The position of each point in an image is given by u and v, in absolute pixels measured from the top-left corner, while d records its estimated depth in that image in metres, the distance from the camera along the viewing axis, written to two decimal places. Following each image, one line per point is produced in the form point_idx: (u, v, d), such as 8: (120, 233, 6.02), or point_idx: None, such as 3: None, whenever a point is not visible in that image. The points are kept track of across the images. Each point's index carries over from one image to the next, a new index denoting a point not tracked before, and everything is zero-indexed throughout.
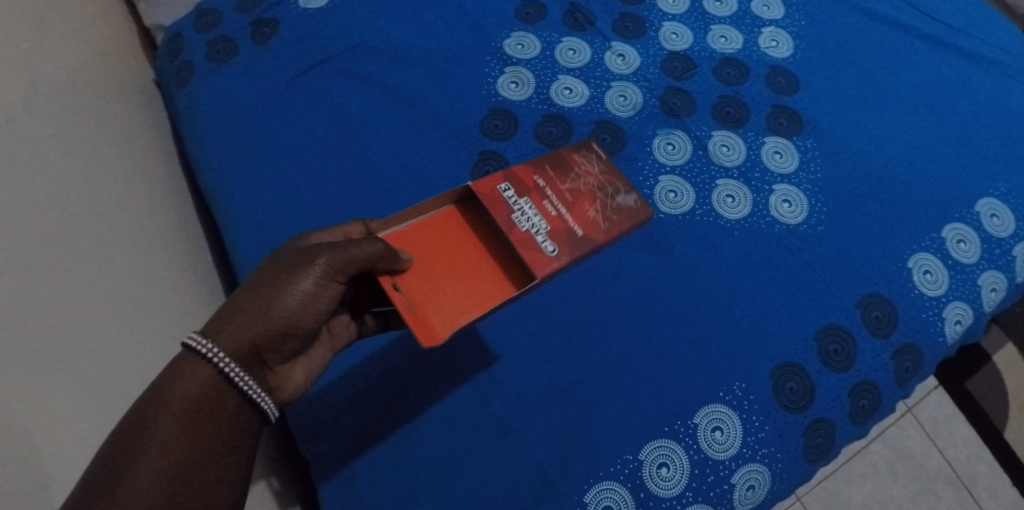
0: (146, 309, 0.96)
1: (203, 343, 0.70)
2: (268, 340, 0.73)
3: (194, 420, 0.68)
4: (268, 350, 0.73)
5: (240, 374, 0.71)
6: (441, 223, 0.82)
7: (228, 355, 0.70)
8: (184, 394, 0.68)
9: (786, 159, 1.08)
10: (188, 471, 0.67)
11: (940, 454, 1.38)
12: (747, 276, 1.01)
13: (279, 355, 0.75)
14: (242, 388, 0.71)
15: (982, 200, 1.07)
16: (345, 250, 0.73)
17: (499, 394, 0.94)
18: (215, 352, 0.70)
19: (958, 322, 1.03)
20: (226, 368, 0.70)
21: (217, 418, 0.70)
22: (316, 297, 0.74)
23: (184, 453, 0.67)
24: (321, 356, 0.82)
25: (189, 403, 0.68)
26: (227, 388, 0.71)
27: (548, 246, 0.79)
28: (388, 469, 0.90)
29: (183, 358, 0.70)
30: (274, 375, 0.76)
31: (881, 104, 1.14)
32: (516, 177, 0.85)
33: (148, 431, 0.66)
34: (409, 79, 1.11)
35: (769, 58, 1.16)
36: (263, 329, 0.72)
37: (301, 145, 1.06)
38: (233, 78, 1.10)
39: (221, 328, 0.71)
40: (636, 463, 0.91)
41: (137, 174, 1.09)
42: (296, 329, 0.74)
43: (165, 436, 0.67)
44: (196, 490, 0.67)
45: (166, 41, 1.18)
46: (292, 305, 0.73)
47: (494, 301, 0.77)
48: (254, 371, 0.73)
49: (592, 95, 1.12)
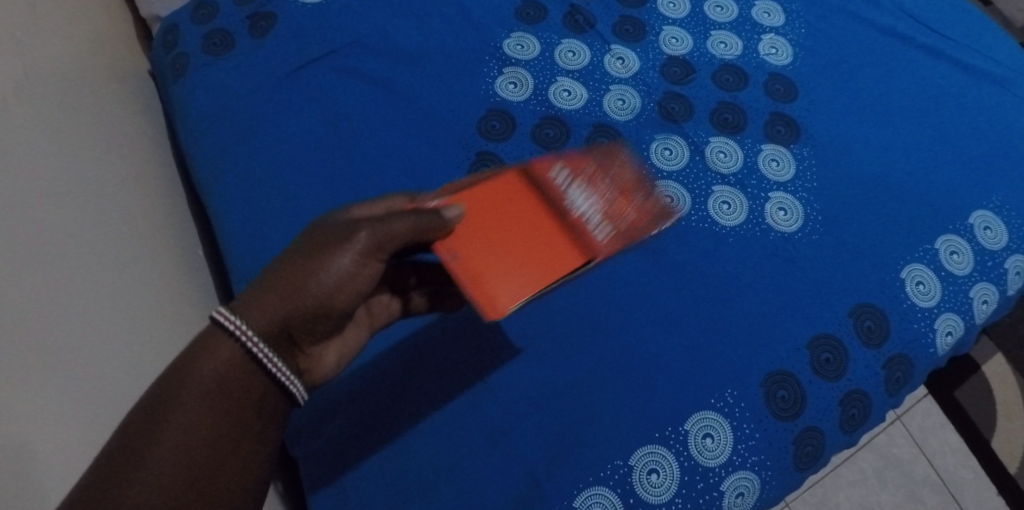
0: (137, 303, 0.95)
1: (231, 320, 0.66)
2: (302, 320, 0.69)
3: (217, 403, 0.65)
4: (301, 330, 0.70)
5: (269, 356, 0.67)
6: (507, 188, 0.81)
7: (257, 335, 0.67)
8: (209, 374, 0.65)
9: (783, 167, 1.08)
10: (207, 457, 0.63)
11: (928, 462, 1.39)
12: (741, 284, 1.01)
13: (311, 336, 0.71)
14: (270, 371, 0.68)
15: (975, 213, 1.07)
16: (386, 226, 0.71)
17: (490, 396, 0.94)
18: (243, 329, 0.66)
19: (949, 334, 1.03)
20: (254, 348, 0.66)
21: (243, 404, 0.66)
22: (353, 278, 0.70)
23: (204, 441, 0.64)
24: (354, 337, 0.80)
25: (213, 388, 0.65)
26: (252, 367, 0.67)
27: (598, 232, 0.81)
28: (378, 470, 0.90)
29: (211, 335, 0.66)
30: (304, 355, 0.73)
31: (878, 114, 1.14)
32: (568, 165, 0.88)
33: (169, 411, 0.63)
34: (407, 77, 1.10)
35: (769, 65, 1.16)
36: (296, 307, 0.68)
37: (297, 142, 1.05)
38: (229, 72, 1.09)
39: (251, 305, 0.68)
40: (627, 468, 0.91)
41: (131, 167, 1.08)
42: (331, 310, 0.71)
43: (187, 422, 0.63)
44: (218, 480, 0.64)
45: (162, 32, 1.17)
46: (329, 283, 0.69)
47: (551, 274, 0.75)
48: (284, 351, 0.69)
49: (590, 98, 1.11)
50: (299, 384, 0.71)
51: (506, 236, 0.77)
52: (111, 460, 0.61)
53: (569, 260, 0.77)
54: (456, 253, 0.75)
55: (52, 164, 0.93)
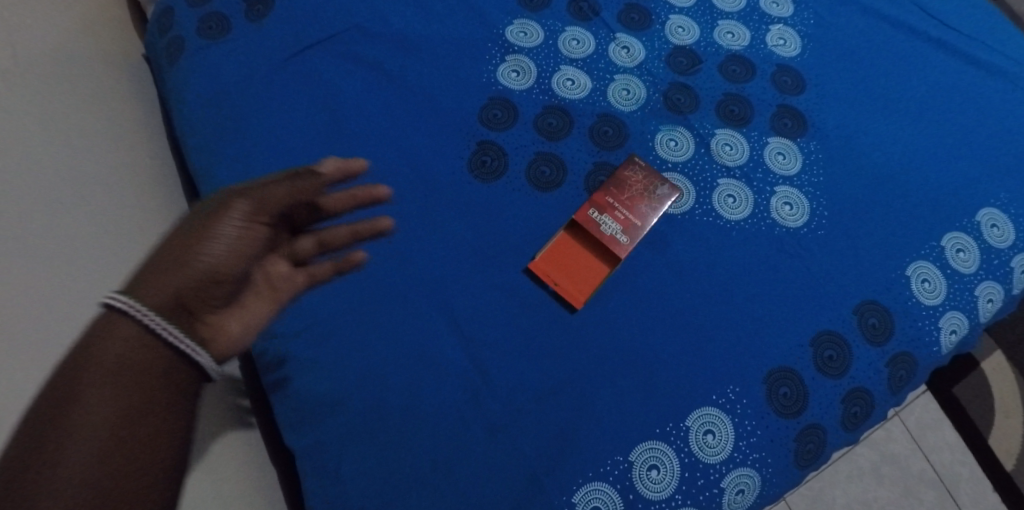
0: None
1: (122, 300, 0.62)
2: (194, 286, 0.65)
3: (124, 381, 0.60)
4: (198, 294, 0.65)
5: (167, 326, 0.62)
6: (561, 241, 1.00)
7: (150, 308, 0.62)
8: (111, 353, 0.60)
9: (789, 161, 1.07)
10: (124, 437, 0.59)
11: (925, 458, 1.39)
12: (744, 279, 0.99)
13: (209, 305, 0.66)
14: (168, 342, 0.62)
15: (982, 210, 1.06)
16: (261, 191, 0.72)
17: (489, 390, 0.92)
18: (135, 305, 0.62)
19: (953, 332, 1.02)
20: (150, 324, 0.62)
21: (148, 380, 0.61)
22: (241, 239, 0.69)
23: (116, 421, 0.59)
24: (261, 310, 0.71)
25: (116, 366, 0.60)
26: (154, 343, 0.62)
27: (619, 236, 0.99)
28: (375, 464, 0.89)
29: (105, 321, 0.62)
30: (204, 326, 0.66)
31: (886, 108, 1.12)
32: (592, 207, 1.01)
33: (77, 397, 0.59)
34: (408, 64, 1.08)
35: (776, 57, 1.14)
36: (185, 276, 0.65)
37: (294, 129, 1.03)
38: (226, 56, 1.07)
39: (141, 284, 0.64)
40: (626, 464, 0.90)
41: (125, 155, 1.06)
42: (228, 270, 0.68)
43: (94, 399, 0.59)
44: (133, 456, 0.59)
45: (157, 15, 1.14)
46: (215, 250, 0.67)
47: (594, 276, 0.98)
48: (182, 323, 0.64)
49: (594, 87, 1.09)
50: (208, 355, 0.65)
51: (567, 265, 0.99)
52: (26, 457, 0.57)
53: (601, 267, 0.99)
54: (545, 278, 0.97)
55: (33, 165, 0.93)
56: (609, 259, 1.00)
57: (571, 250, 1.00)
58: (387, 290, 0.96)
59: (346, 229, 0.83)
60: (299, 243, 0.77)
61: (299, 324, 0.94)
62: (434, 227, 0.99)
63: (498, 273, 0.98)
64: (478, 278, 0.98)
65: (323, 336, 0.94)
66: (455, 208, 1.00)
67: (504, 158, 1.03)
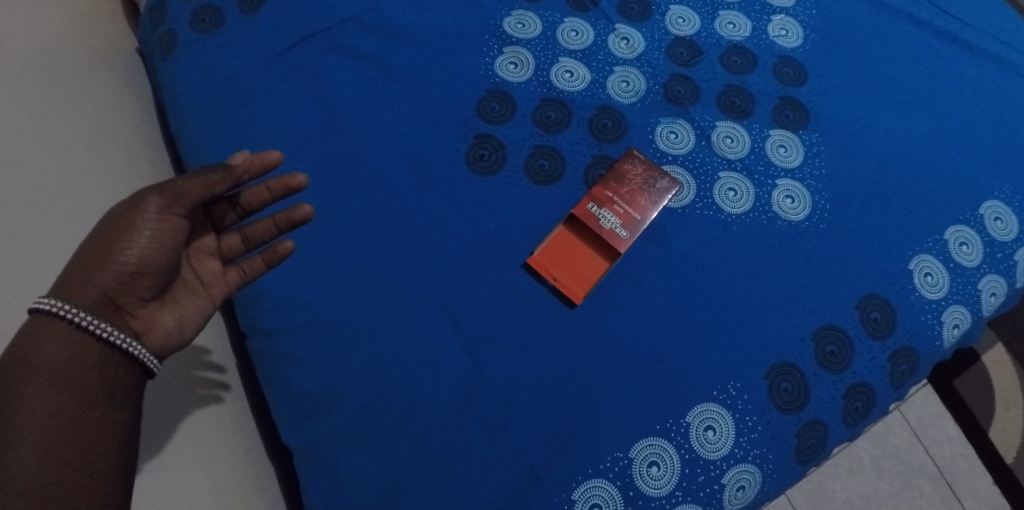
0: None
1: (53, 304, 0.70)
2: (116, 283, 0.72)
3: (65, 378, 0.69)
4: (121, 291, 0.73)
5: (94, 322, 0.70)
6: (561, 233, 0.99)
7: (80, 309, 0.70)
8: (51, 354, 0.69)
9: (791, 154, 1.05)
10: (68, 428, 0.67)
11: (925, 451, 1.38)
12: (745, 273, 0.98)
13: (135, 299, 0.74)
14: (98, 336, 0.71)
15: (986, 203, 1.05)
16: (173, 183, 0.76)
17: (487, 387, 0.91)
18: (66, 308, 0.70)
19: (956, 326, 1.01)
20: (81, 323, 0.70)
21: (80, 375, 0.69)
22: (159, 238, 0.75)
23: (62, 414, 0.68)
24: (196, 305, 0.80)
25: (56, 365, 0.69)
26: (87, 340, 0.71)
27: (618, 231, 0.98)
28: (373, 461, 0.88)
29: (38, 322, 0.70)
30: (136, 319, 0.74)
31: (889, 100, 1.11)
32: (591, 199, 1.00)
33: (20, 395, 0.67)
34: (404, 56, 1.06)
35: (778, 48, 1.13)
36: (109, 274, 0.72)
37: (289, 123, 1.01)
38: (219, 49, 1.05)
39: (69, 287, 0.71)
40: (627, 460, 0.89)
41: (119, 151, 1.05)
42: (145, 265, 0.74)
43: (37, 395, 0.67)
44: (79, 443, 0.67)
45: (149, 8, 1.12)
46: (135, 246, 0.73)
47: (593, 273, 0.97)
48: (110, 317, 0.72)
49: (593, 79, 1.08)
50: (138, 345, 0.73)
51: (567, 258, 0.97)
52: None
53: (601, 263, 0.98)
54: (544, 272, 0.96)
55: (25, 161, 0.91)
56: (609, 254, 0.99)
57: (571, 245, 0.99)
58: (385, 286, 0.94)
59: (269, 221, 0.85)
60: (225, 239, 0.84)
61: (296, 321, 0.93)
62: (431, 221, 0.98)
63: (496, 268, 0.97)
64: (476, 274, 0.96)
65: (320, 333, 0.93)
66: (453, 203, 0.99)
67: (502, 152, 1.02)
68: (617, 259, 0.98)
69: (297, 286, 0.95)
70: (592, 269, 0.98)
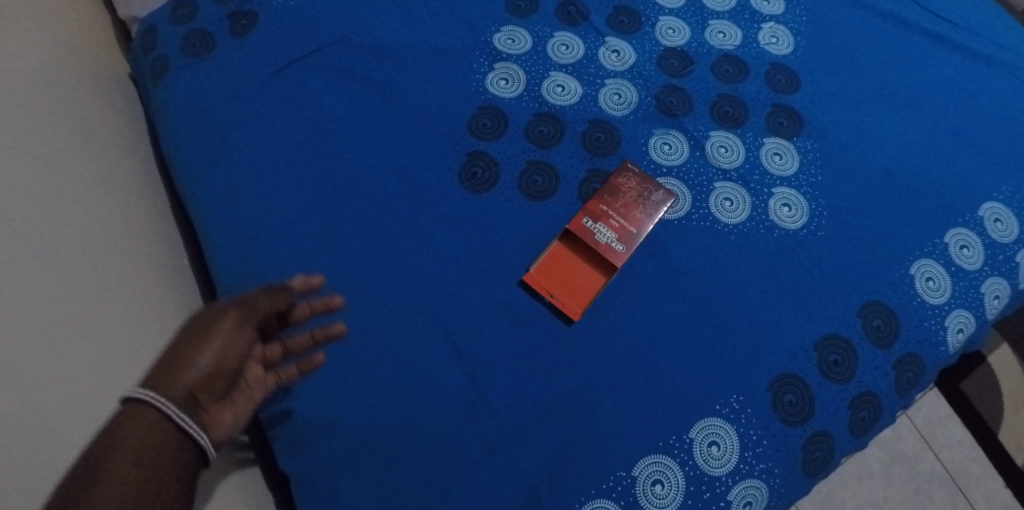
0: (115, 323, 0.92)
1: (145, 395, 0.67)
2: (201, 378, 0.71)
3: (151, 466, 0.63)
4: (204, 390, 0.70)
5: (183, 413, 0.67)
6: (557, 249, 0.98)
7: (171, 399, 0.67)
8: (137, 439, 0.64)
9: (787, 161, 1.04)
10: None
11: (934, 456, 1.35)
12: (744, 284, 0.97)
13: (212, 397, 0.71)
14: (185, 429, 0.66)
15: (985, 205, 1.04)
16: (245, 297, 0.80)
17: (486, 408, 0.90)
18: (158, 397, 0.66)
19: (960, 331, 0.99)
20: (172, 412, 0.66)
21: (163, 464, 0.64)
22: (233, 341, 0.75)
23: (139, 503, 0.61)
24: (247, 407, 0.77)
25: (141, 452, 0.64)
26: (173, 431, 0.66)
27: (615, 245, 0.97)
28: (373, 487, 0.87)
29: (127, 414, 0.66)
30: (209, 417, 0.71)
31: (883, 104, 1.10)
32: (586, 214, 0.99)
33: (101, 481, 0.61)
34: (395, 75, 1.06)
35: (769, 55, 1.12)
36: (197, 369, 0.70)
37: (280, 146, 1.01)
38: (209, 74, 1.05)
39: (158, 379, 0.68)
40: (630, 479, 0.88)
41: (111, 179, 1.04)
42: (224, 367, 0.73)
43: (119, 478, 0.62)
44: None
45: (140, 34, 1.12)
46: (218, 344, 0.73)
47: (590, 288, 0.96)
48: (196, 412, 0.68)
49: (585, 93, 1.07)
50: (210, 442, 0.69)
51: (564, 274, 0.96)
52: None
53: (599, 278, 0.97)
54: (540, 288, 0.95)
55: (18, 191, 0.90)
56: (606, 268, 0.98)
57: (567, 261, 0.98)
58: (380, 308, 0.93)
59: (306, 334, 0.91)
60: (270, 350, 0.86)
61: None
62: (426, 241, 0.97)
63: (492, 286, 0.96)
64: (472, 293, 0.95)
65: None
66: (447, 221, 0.98)
67: (495, 168, 1.01)
68: (614, 274, 0.97)
69: None
70: (589, 285, 0.96)
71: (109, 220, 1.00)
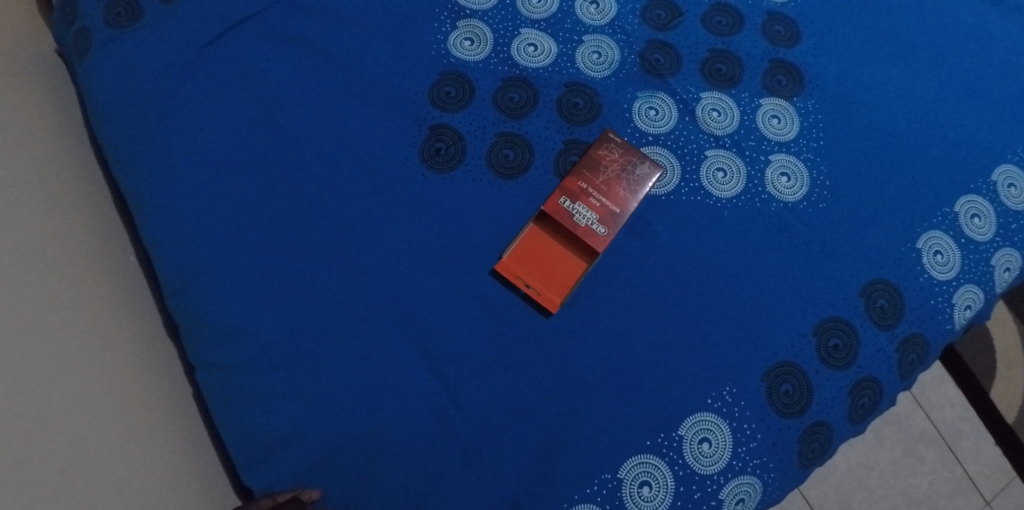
0: (59, 334, 0.84)
1: None
2: None
3: None
4: None
5: None
6: (532, 236, 0.89)
7: None
8: None
9: (785, 125, 0.94)
10: None
11: (925, 416, 1.26)
12: (737, 264, 0.89)
13: None
14: None
15: (999, 169, 0.95)
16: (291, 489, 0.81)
17: (461, 413, 0.83)
18: None
19: (967, 308, 0.92)
20: None
21: None
22: None
23: None
24: None
25: None
26: None
27: (597, 228, 0.88)
28: (338, 501, 0.81)
29: None
30: None
31: (891, 58, 0.99)
32: (565, 193, 0.89)
33: None
34: (347, 40, 0.93)
35: (766, 3, 1.00)
36: None
37: (221, 127, 0.89)
38: (137, 45, 0.91)
39: None
40: (616, 482, 0.82)
41: (39, 168, 0.92)
42: None
43: None
44: None
45: (61, 3, 0.98)
46: None
47: (569, 276, 0.88)
48: None
49: (561, 52, 0.95)
50: None
51: (540, 263, 0.88)
52: None
53: (578, 264, 0.89)
54: (514, 277, 0.86)
55: None
56: (587, 253, 0.89)
57: (542, 247, 0.89)
58: (342, 307, 0.84)
59: None
60: None
61: (246, 352, 0.83)
62: (388, 229, 0.87)
63: (460, 277, 0.87)
64: (439, 286, 0.86)
65: (273, 363, 0.83)
66: (408, 204, 0.88)
67: (460, 142, 0.90)
68: (597, 259, 0.88)
69: (243, 313, 0.84)
70: (567, 272, 0.88)
71: (42, 216, 0.89)
